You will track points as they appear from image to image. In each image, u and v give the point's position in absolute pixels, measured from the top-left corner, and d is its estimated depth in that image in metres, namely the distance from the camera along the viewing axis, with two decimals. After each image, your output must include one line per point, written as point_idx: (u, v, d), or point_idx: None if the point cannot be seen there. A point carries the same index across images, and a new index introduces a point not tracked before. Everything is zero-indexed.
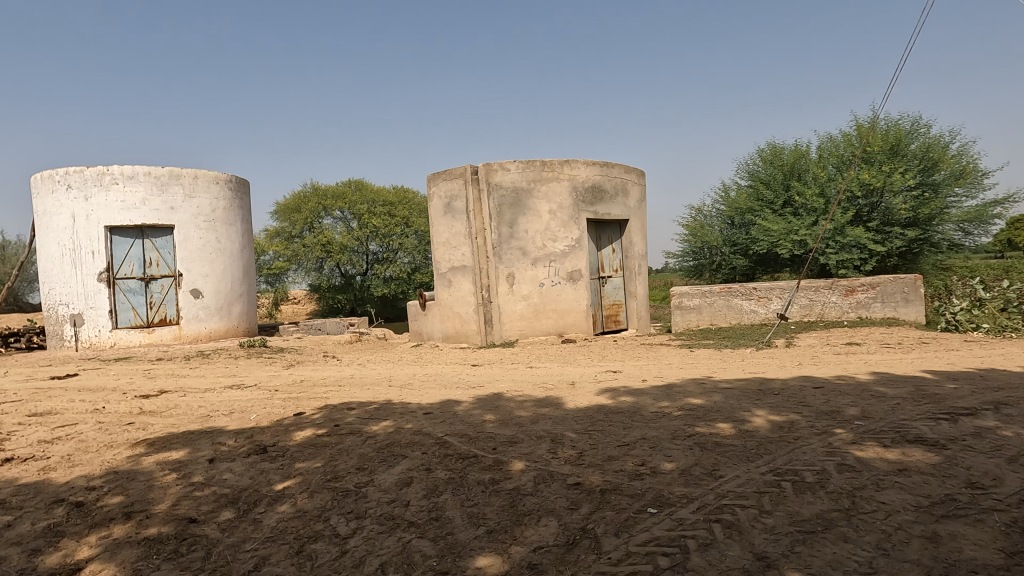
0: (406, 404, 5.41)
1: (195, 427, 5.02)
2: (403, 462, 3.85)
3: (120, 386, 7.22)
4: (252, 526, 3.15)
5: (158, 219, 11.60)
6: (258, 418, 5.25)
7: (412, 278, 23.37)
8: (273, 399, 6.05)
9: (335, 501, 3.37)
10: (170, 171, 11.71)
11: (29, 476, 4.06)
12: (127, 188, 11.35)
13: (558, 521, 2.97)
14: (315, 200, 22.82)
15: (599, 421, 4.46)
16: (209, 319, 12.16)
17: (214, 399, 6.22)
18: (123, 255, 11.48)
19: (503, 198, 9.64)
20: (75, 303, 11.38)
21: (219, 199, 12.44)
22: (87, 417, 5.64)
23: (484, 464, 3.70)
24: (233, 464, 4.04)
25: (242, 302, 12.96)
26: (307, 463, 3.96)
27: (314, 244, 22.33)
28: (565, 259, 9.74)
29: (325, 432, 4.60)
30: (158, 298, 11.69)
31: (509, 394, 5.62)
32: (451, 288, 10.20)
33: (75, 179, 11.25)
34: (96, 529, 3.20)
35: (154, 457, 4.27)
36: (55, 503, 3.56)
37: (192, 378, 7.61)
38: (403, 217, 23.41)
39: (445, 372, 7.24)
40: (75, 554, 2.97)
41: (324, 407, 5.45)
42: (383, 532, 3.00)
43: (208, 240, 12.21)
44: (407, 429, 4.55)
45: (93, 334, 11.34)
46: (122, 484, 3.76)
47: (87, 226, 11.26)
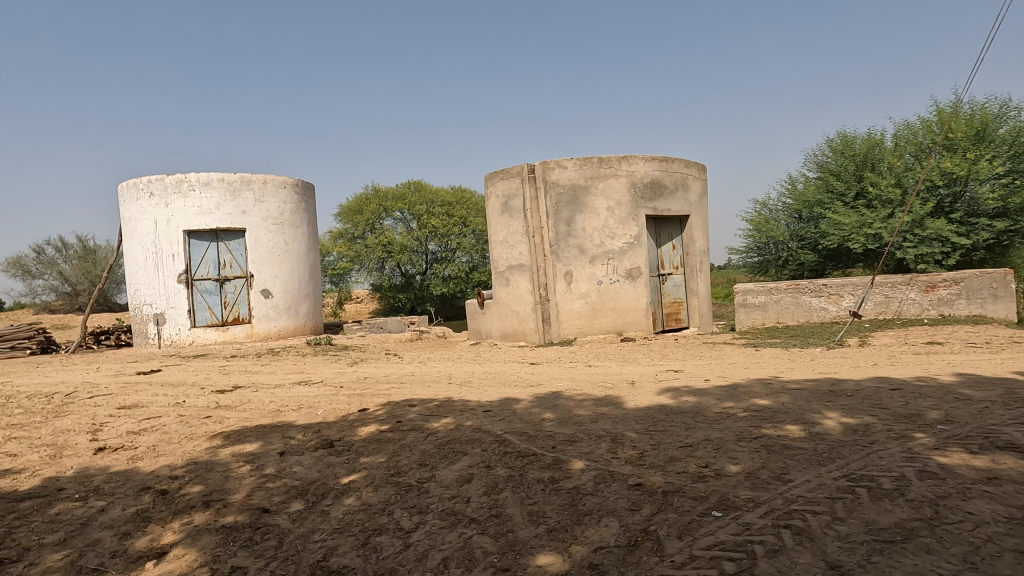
0: (466, 402, 5.48)
1: (267, 422, 5.26)
2: (463, 459, 3.90)
3: (198, 381, 7.65)
4: (320, 518, 3.27)
5: (231, 223, 12.20)
6: (324, 413, 5.44)
7: (470, 278, 23.65)
8: (338, 395, 6.26)
9: (398, 495, 3.45)
10: (241, 178, 12.28)
11: (120, 465, 4.37)
12: (203, 194, 12.01)
13: (619, 522, 2.94)
14: (376, 202, 23.45)
15: (661, 421, 4.38)
16: (279, 317, 12.70)
17: (284, 394, 6.50)
18: (200, 257, 12.15)
19: (560, 196, 9.60)
20: (158, 303, 12.13)
21: (287, 203, 12.96)
22: (170, 410, 6.01)
23: (543, 463, 3.70)
24: (302, 457, 4.20)
25: (309, 301, 13.45)
26: (372, 457, 4.08)
27: (376, 244, 22.94)
28: (623, 256, 9.61)
29: (388, 428, 4.72)
30: (231, 298, 12.31)
31: (568, 392, 5.61)
32: (510, 287, 10.25)
33: (157, 187, 11.98)
34: (178, 516, 3.40)
35: (231, 449, 4.50)
36: (141, 490, 3.81)
37: (263, 375, 7.96)
38: (460, 217, 23.80)
39: (504, 370, 7.28)
40: (160, 539, 3.16)
41: (387, 404, 5.59)
42: (445, 527, 3.05)
43: (277, 242, 12.73)
44: (467, 426, 4.61)
45: (174, 332, 12.05)
46: (201, 475, 3.99)
47: (168, 231, 11.98)
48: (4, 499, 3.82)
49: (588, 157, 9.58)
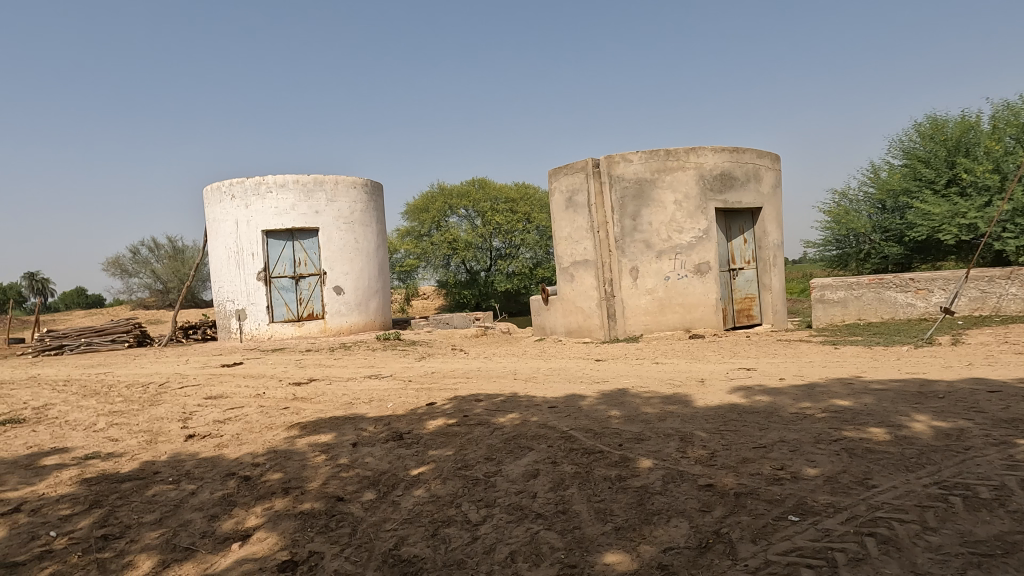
0: (531, 397, 5.50)
1: (341, 414, 5.47)
2: (529, 454, 3.92)
3: (277, 374, 8.04)
4: (391, 508, 3.37)
5: (306, 222, 12.73)
6: (394, 406, 5.59)
7: (534, 274, 23.65)
8: (406, 389, 6.43)
9: (465, 488, 3.50)
10: (315, 179, 12.78)
11: (208, 451, 4.66)
12: (279, 195, 12.58)
13: (689, 522, 2.87)
14: (442, 200, 23.88)
15: (732, 421, 4.24)
16: (350, 313, 13.16)
17: (355, 387, 6.74)
18: (277, 255, 12.75)
19: (626, 190, 9.46)
20: (239, 299, 12.83)
21: (357, 202, 13.39)
22: (252, 401, 6.35)
23: (610, 461, 3.66)
24: (374, 448, 4.34)
25: (378, 298, 13.85)
26: (440, 450, 4.16)
27: (442, 241, 23.34)
28: (691, 250, 9.35)
29: (455, 422, 4.80)
30: (306, 295, 12.86)
31: (635, 389, 5.53)
32: (574, 282, 10.19)
33: (238, 189, 12.65)
34: (260, 501, 3.59)
35: (307, 439, 4.71)
36: (227, 476, 4.04)
37: (336, 369, 8.28)
38: (524, 213, 23.87)
39: (569, 367, 7.25)
40: (244, 522, 3.35)
41: (454, 398, 5.69)
42: (512, 521, 3.08)
43: (348, 240, 13.18)
44: (533, 422, 4.62)
45: (254, 327, 12.72)
46: (280, 463, 4.20)
47: (248, 231, 12.63)
48: (108, 480, 4.15)
49: (655, 150, 9.38)
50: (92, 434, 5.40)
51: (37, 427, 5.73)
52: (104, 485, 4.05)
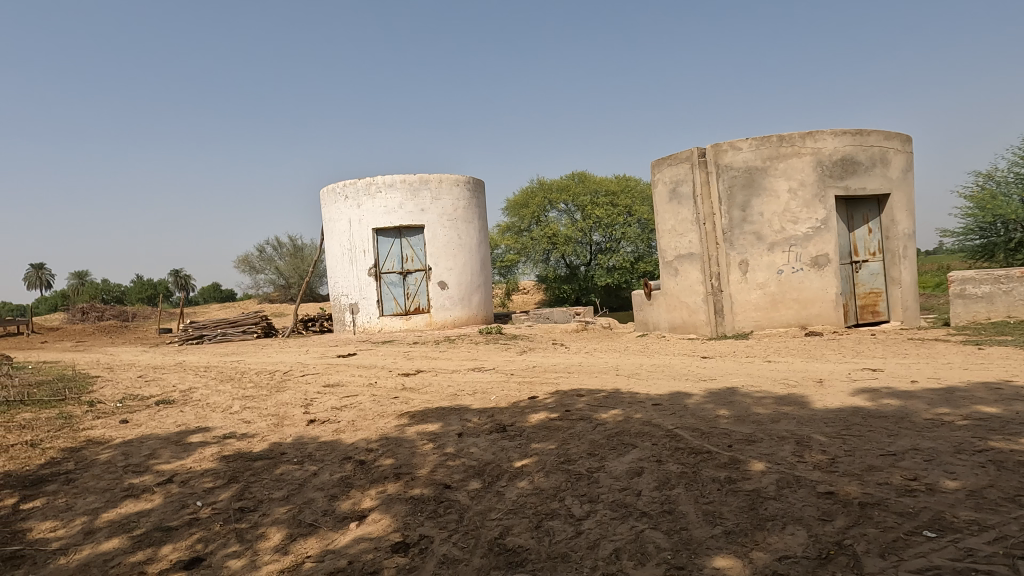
0: (635, 394, 5.41)
1: (446, 404, 5.67)
2: (633, 451, 3.86)
3: (387, 365, 8.47)
4: (496, 498, 3.45)
5: (412, 220, 13.28)
6: (497, 399, 5.71)
7: (636, 268, 23.19)
8: (509, 382, 6.54)
9: (569, 482, 3.52)
10: (420, 178, 13.28)
11: (327, 435, 5.01)
12: (388, 195, 13.21)
13: (807, 531, 2.70)
14: (541, 195, 24.03)
15: (856, 425, 3.94)
16: (454, 307, 13.58)
17: (460, 379, 6.96)
18: (386, 252, 13.39)
19: (734, 179, 9.03)
20: (353, 294, 13.62)
21: (460, 199, 13.75)
22: (365, 390, 6.74)
23: (718, 462, 3.53)
24: (478, 439, 4.46)
25: (481, 292, 14.18)
26: (543, 444, 4.20)
27: (542, 236, 23.47)
28: (808, 242, 8.75)
29: (557, 416, 4.82)
30: (413, 290, 13.42)
31: (745, 389, 5.28)
32: (679, 277, 9.89)
33: (351, 190, 13.42)
34: (374, 485, 3.81)
35: (416, 428, 4.92)
36: (344, 459, 4.33)
37: (441, 361, 8.58)
38: (625, 206, 23.49)
39: (674, 363, 7.05)
40: (360, 503, 3.56)
41: (556, 393, 5.71)
42: (616, 518, 3.05)
43: (451, 237, 13.59)
44: (637, 419, 4.55)
45: (366, 320, 13.46)
46: (392, 449, 4.42)
47: (360, 229, 13.37)
48: (243, 458, 4.57)
49: (766, 136, 8.86)
50: (229, 416, 5.97)
51: (184, 408, 6.43)
52: (239, 462, 4.47)
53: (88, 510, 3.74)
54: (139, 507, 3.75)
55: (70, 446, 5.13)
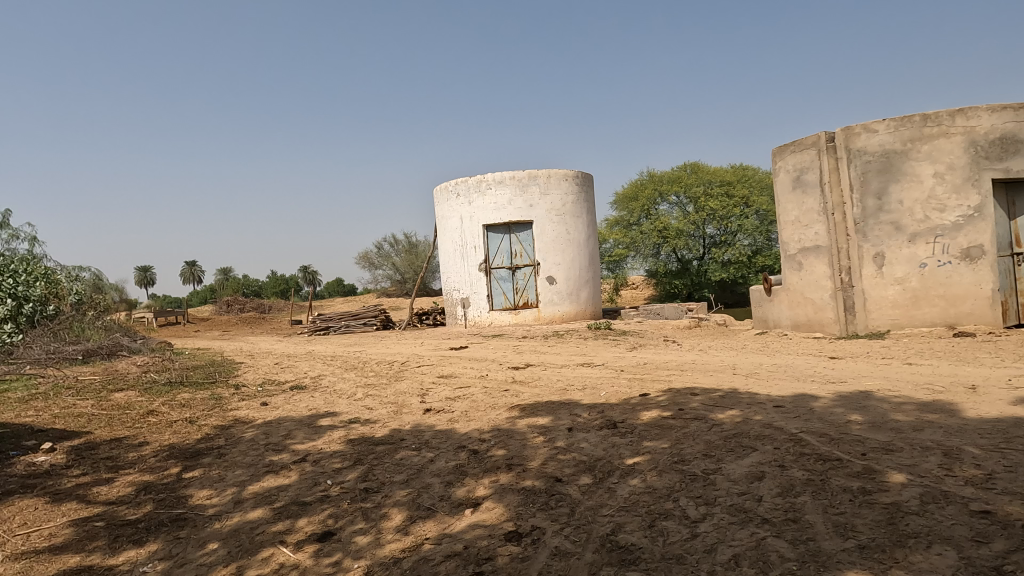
0: (754, 394, 5.15)
1: (556, 398, 5.71)
2: (752, 454, 3.68)
3: (497, 358, 8.66)
4: (608, 494, 3.43)
5: (521, 216, 13.46)
6: (607, 395, 5.66)
7: (753, 262, 21.99)
8: (619, 378, 6.46)
9: (683, 483, 3.42)
10: (529, 174, 13.42)
11: (443, 424, 5.22)
12: (497, 192, 13.49)
13: (957, 553, 2.44)
14: (651, 187, 23.45)
15: (1017, 438, 3.49)
16: (562, 302, 13.62)
17: (570, 374, 6.98)
18: (496, 248, 13.69)
19: (869, 164, 8.31)
20: (464, 289, 14.05)
21: (568, 194, 13.73)
22: (477, 382, 6.95)
23: (850, 471, 3.28)
24: (589, 435, 4.45)
25: (589, 287, 14.09)
26: (655, 442, 4.11)
27: (652, 230, 22.87)
28: (958, 232, 7.85)
29: (671, 415, 4.70)
30: (522, 285, 13.63)
31: (881, 393, 4.84)
32: (802, 271, 9.24)
33: (462, 188, 13.84)
34: (487, 474, 3.92)
35: (527, 420, 5.00)
36: (459, 448, 4.49)
37: (550, 355, 8.64)
38: (742, 197, 22.36)
39: (798, 363, 6.62)
40: (475, 491, 3.69)
41: (669, 391, 5.56)
42: (735, 523, 2.92)
43: (560, 232, 13.62)
44: (756, 421, 4.33)
45: (477, 314, 13.86)
46: (504, 440, 4.53)
47: (471, 226, 13.76)
48: (366, 442, 4.89)
49: (907, 116, 8.07)
50: (354, 402, 6.40)
51: (314, 393, 6.98)
52: (363, 446, 4.78)
53: (237, 481, 4.17)
54: (279, 482, 4.13)
55: (220, 424, 5.74)
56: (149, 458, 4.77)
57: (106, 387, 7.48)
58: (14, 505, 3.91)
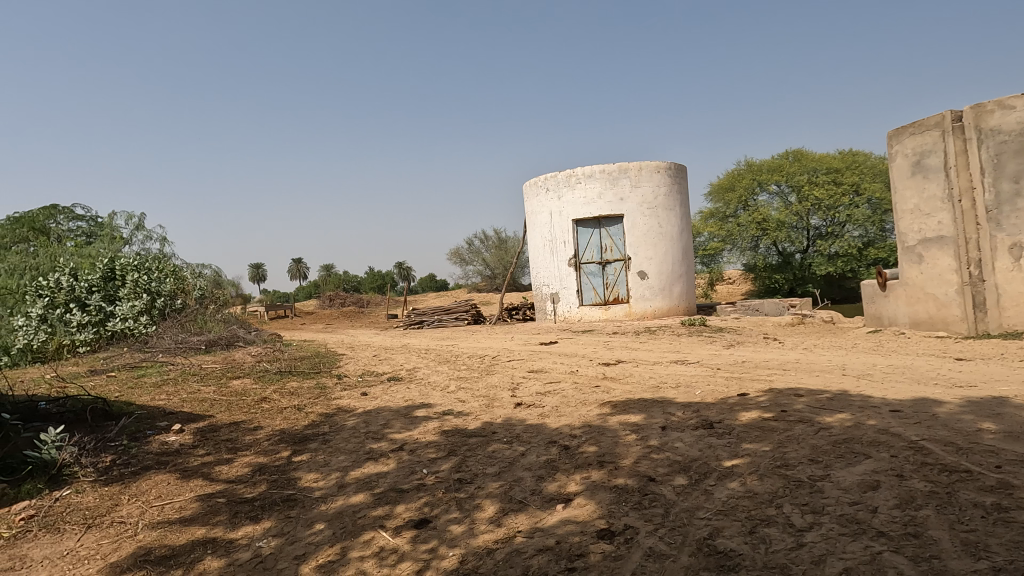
0: (867, 397, 4.78)
1: (649, 396, 5.59)
2: (865, 462, 3.42)
3: (587, 354, 8.60)
4: (704, 496, 3.31)
5: (612, 210, 13.27)
6: (703, 394, 5.46)
7: (864, 254, 20.39)
8: (716, 377, 6.22)
9: (787, 489, 3.24)
10: (620, 167, 13.19)
11: (534, 419, 5.26)
12: (587, 186, 13.36)
13: None
14: (749, 177, 22.37)
15: None
16: (654, 298, 13.30)
17: (663, 371, 6.80)
18: (586, 243, 13.58)
19: (1003, 145, 7.45)
20: (553, 284, 14.08)
21: (661, 186, 13.36)
22: (567, 377, 6.94)
23: (982, 485, 2.96)
24: (684, 434, 4.31)
25: (682, 282, 13.65)
26: (756, 445, 3.92)
27: (750, 222, 21.82)
28: None
29: (773, 417, 4.46)
30: (612, 280, 13.46)
31: (1018, 400, 4.34)
32: (924, 264, 8.46)
33: (552, 183, 13.83)
34: (578, 470, 3.90)
35: (618, 418, 4.93)
36: (550, 443, 4.50)
37: (642, 352, 8.46)
38: (851, 184, 20.80)
39: (917, 365, 6.08)
40: (566, 487, 3.68)
41: (770, 391, 5.29)
42: (846, 535, 2.73)
43: (652, 225, 13.28)
44: (870, 426, 4.02)
45: (566, 309, 13.84)
46: (595, 437, 4.49)
47: (560, 221, 13.74)
48: (459, 434, 5.01)
49: None
50: (447, 394, 6.58)
51: (410, 385, 7.24)
52: (457, 437, 4.90)
53: (340, 467, 4.41)
54: (379, 469, 4.32)
55: (325, 412, 6.10)
56: (263, 442, 5.15)
57: (225, 375, 8.15)
58: (150, 479, 4.35)
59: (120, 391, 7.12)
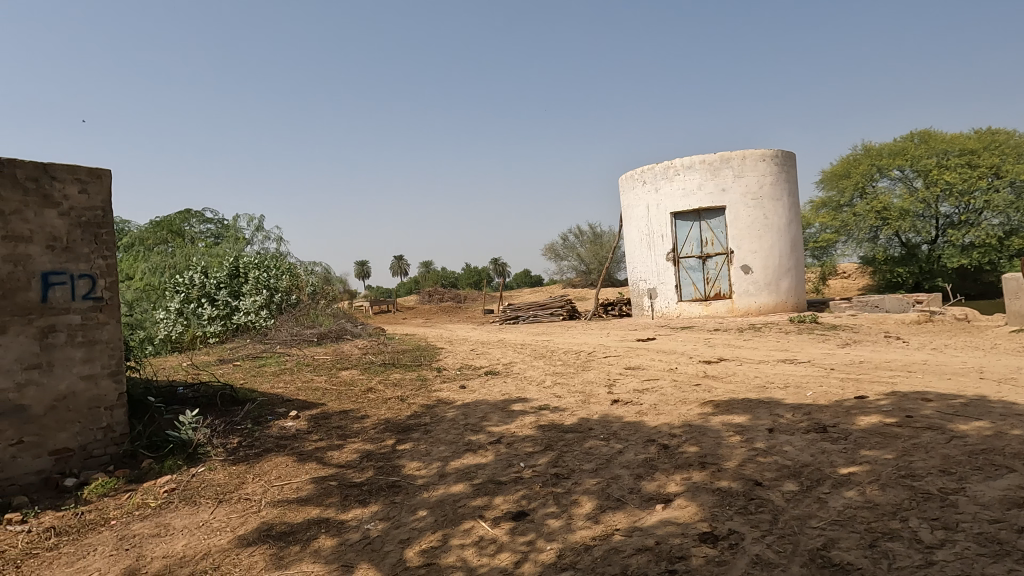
0: (1009, 404, 4.28)
1: (754, 396, 5.32)
2: (1008, 476, 3.06)
3: (687, 351, 8.33)
4: (818, 504, 3.11)
5: (713, 202, 12.74)
6: (814, 395, 5.12)
7: (1006, 244, 18.18)
8: (830, 378, 5.81)
9: (913, 501, 2.97)
10: (721, 157, 12.64)
11: (631, 416, 5.17)
12: (686, 177, 12.92)
13: None
14: (867, 162, 20.67)
15: None
16: (759, 293, 12.62)
17: (770, 371, 6.44)
18: (685, 236, 13.16)
19: None
20: (651, 280, 13.79)
21: (766, 175, 12.63)
22: (666, 375, 6.75)
23: None
24: (793, 438, 4.07)
25: (791, 277, 12.85)
26: (876, 452, 3.63)
27: (867, 211, 20.16)
28: None
29: (896, 422, 4.10)
30: (713, 274, 12.94)
31: None
32: None
33: (649, 175, 13.51)
34: (679, 470, 3.79)
35: (721, 418, 4.73)
36: (648, 442, 4.41)
37: (746, 350, 8.07)
38: (990, 166, 18.62)
39: None
40: (666, 487, 3.58)
41: (892, 395, 4.86)
42: (985, 556, 2.46)
43: (757, 217, 12.60)
44: (1012, 436, 3.59)
45: (664, 305, 13.51)
46: (696, 437, 4.34)
47: (658, 215, 13.40)
48: (555, 429, 5.03)
49: None
50: (543, 389, 6.61)
51: (507, 380, 7.35)
52: (553, 432, 4.92)
53: (441, 456, 4.57)
54: (478, 460, 4.43)
55: (426, 403, 6.33)
56: (370, 430, 5.43)
57: (335, 366, 8.67)
58: (271, 460, 4.72)
59: (244, 379, 7.77)
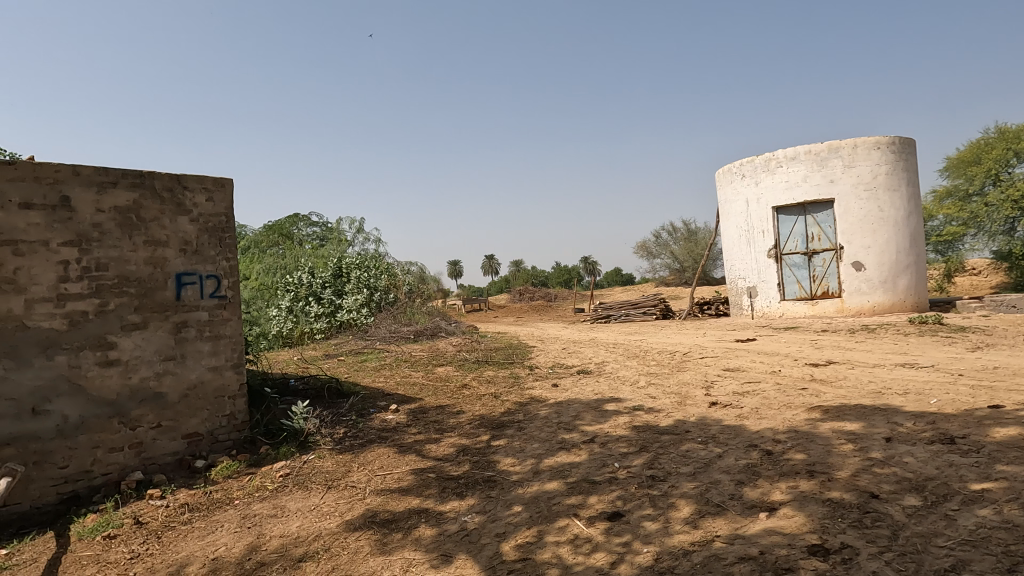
0: None
1: (868, 402, 4.96)
2: None
3: (791, 353, 7.90)
4: (945, 522, 2.85)
5: (820, 194, 11.97)
6: (939, 403, 4.69)
7: None
8: (958, 384, 5.29)
9: None
10: (829, 146, 11.84)
11: (730, 419, 4.97)
12: (790, 169, 12.23)
13: None
14: (1001, 145, 18.60)
15: None
16: (873, 292, 11.69)
17: (886, 375, 5.97)
18: (788, 232, 12.50)
19: None
20: (751, 278, 13.21)
21: (882, 164, 11.66)
22: (769, 377, 6.44)
23: None
24: (915, 448, 3.76)
25: (910, 274, 11.79)
26: (1014, 467, 3.27)
27: (1001, 200, 18.00)
28: None
29: None
30: (820, 272, 12.19)
31: None
32: None
33: (748, 168, 12.94)
34: (784, 478, 3.61)
35: (831, 425, 4.45)
36: (750, 446, 4.22)
37: (859, 352, 7.52)
38: None
39: None
40: (770, 495, 3.42)
41: None
42: None
43: (870, 209, 11.67)
44: None
45: (766, 304, 12.90)
46: (803, 444, 4.11)
47: (759, 209, 12.81)
48: (651, 430, 4.93)
49: None
50: (637, 390, 6.51)
51: (600, 379, 7.30)
52: (648, 433, 4.83)
53: (535, 454, 4.61)
54: (571, 459, 4.43)
55: (519, 400, 6.41)
56: (465, 425, 5.58)
57: (431, 362, 8.98)
58: (374, 451, 4.97)
59: (349, 374, 8.23)
